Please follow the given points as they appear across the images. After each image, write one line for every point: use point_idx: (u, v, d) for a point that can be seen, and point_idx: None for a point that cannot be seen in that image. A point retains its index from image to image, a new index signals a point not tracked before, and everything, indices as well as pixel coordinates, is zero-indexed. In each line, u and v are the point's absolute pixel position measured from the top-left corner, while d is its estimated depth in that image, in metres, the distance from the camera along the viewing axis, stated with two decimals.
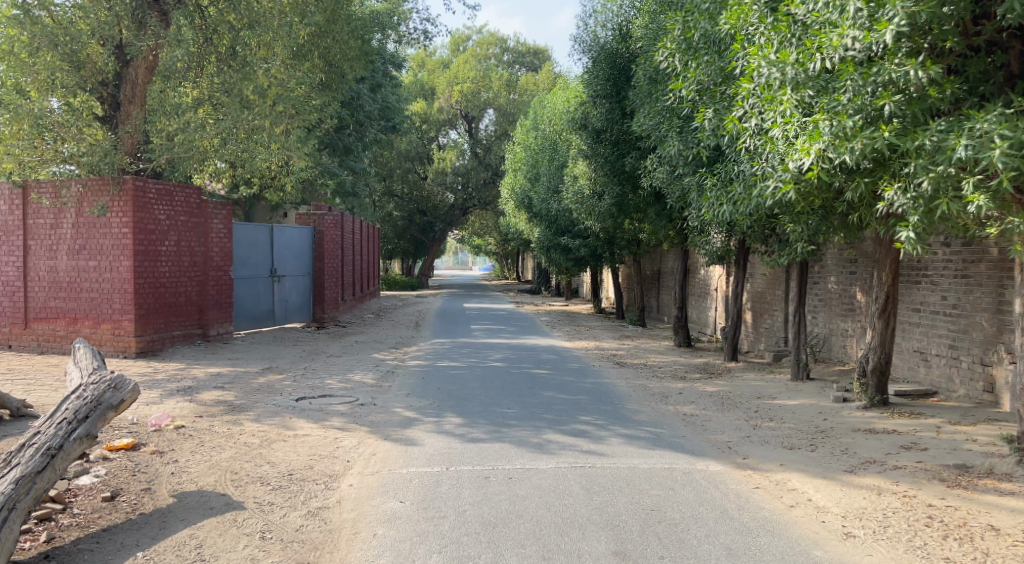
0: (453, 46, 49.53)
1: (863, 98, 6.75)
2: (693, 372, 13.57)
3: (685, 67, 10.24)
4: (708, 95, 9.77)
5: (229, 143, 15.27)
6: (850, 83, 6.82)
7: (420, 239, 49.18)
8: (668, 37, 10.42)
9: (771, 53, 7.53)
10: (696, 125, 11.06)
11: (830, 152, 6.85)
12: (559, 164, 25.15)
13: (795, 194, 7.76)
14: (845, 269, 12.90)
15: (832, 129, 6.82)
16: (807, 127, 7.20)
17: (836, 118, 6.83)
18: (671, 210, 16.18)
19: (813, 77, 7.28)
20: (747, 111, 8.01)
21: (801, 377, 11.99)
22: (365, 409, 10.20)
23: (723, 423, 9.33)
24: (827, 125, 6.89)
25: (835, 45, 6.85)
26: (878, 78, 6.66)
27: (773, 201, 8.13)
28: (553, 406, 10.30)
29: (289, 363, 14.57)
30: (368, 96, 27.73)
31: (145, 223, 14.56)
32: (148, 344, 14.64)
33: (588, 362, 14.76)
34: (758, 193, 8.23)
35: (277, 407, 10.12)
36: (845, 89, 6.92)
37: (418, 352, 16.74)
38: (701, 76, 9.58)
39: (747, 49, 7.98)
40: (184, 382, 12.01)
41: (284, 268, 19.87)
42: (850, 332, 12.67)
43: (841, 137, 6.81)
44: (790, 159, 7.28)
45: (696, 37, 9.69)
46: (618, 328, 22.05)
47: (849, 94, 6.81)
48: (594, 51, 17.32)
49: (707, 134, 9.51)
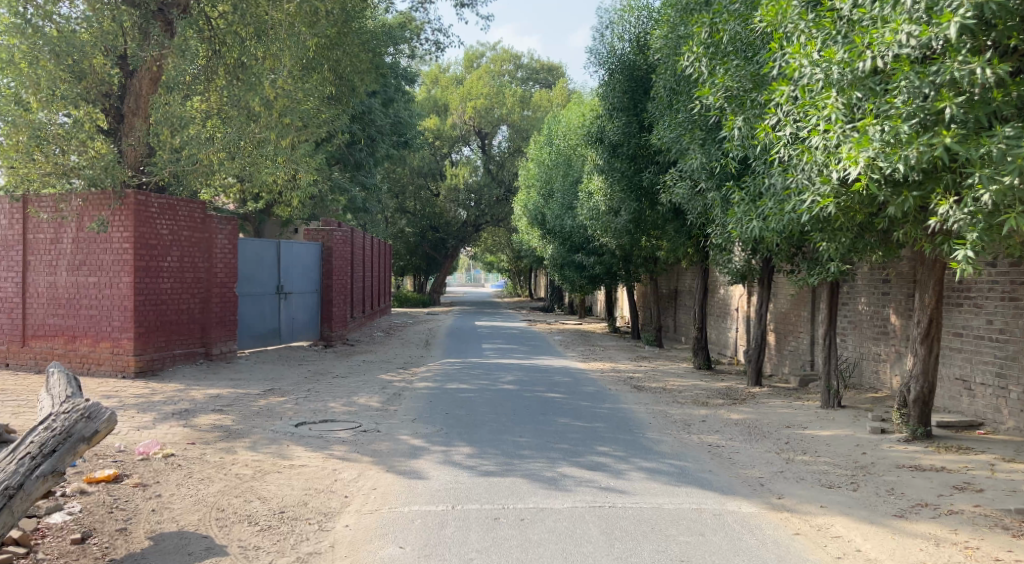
0: (466, 62, 49.16)
1: (919, 101, 6.18)
2: (716, 397, 12.91)
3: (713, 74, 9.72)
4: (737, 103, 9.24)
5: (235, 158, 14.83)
6: (906, 83, 6.21)
7: (432, 256, 48.76)
8: (693, 42, 9.92)
9: (816, 51, 7.00)
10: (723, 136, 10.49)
11: (880, 161, 6.26)
12: (573, 180, 24.61)
13: (836, 209, 7.17)
14: (877, 290, 12.24)
15: (882, 135, 6.29)
16: (852, 134, 6.62)
17: (888, 123, 6.24)
18: (691, 227, 15.57)
19: (862, 78, 6.70)
20: (784, 118, 7.44)
21: (832, 405, 11.35)
22: (368, 436, 9.60)
23: (752, 456, 8.67)
24: (876, 132, 6.37)
25: (888, 42, 6.29)
26: (937, 78, 6.09)
27: (810, 216, 7.54)
28: (568, 434, 9.68)
29: (293, 384, 13.98)
30: (381, 110, 27.27)
31: (146, 238, 14.04)
32: (148, 364, 14.05)
33: (604, 386, 14.12)
34: (794, 207, 7.64)
35: (276, 434, 9.52)
36: (898, 91, 6.34)
37: (427, 373, 16.14)
38: (731, 82, 9.02)
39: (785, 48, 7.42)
40: (180, 405, 11.42)
41: (291, 285, 19.34)
42: (883, 357, 12.01)
43: (892, 144, 6.22)
44: (833, 169, 6.69)
45: None
46: (634, 349, 21.40)
47: (903, 97, 6.23)
48: (611, 64, 16.81)
49: (736, 144, 8.94)
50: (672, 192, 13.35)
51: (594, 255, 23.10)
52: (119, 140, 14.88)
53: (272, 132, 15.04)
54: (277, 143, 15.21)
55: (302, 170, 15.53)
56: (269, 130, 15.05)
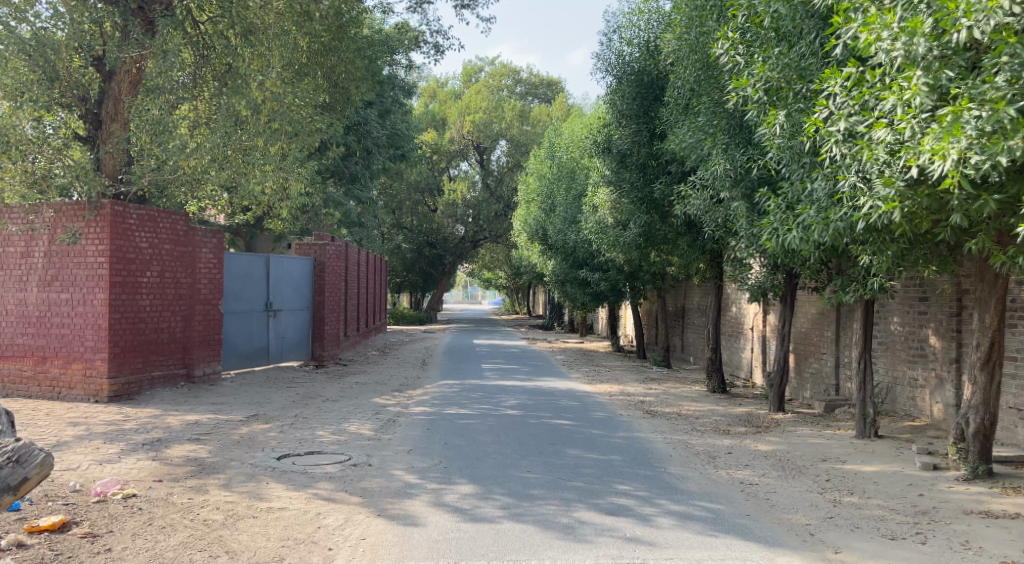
0: (465, 77, 48.26)
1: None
2: (737, 425, 11.96)
3: (747, 64, 9.12)
4: (775, 99, 8.54)
5: (225, 167, 13.79)
6: (1007, 59, 5.83)
7: (429, 273, 47.81)
8: (726, 30, 9.29)
9: (894, 23, 6.41)
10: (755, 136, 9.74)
11: (976, 152, 5.76)
12: (577, 194, 23.69)
13: (898, 219, 6.55)
14: (911, 308, 11.30)
15: (979, 123, 5.75)
16: (934, 125, 6.12)
17: (988, 105, 5.79)
18: (705, 242, 14.73)
19: (949, 55, 6.23)
20: (840, 110, 6.86)
21: (868, 435, 10.37)
22: (359, 471, 8.60)
23: (792, 496, 7.68)
24: (969, 121, 5.84)
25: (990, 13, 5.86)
26: None
27: (863, 223, 6.88)
28: (581, 470, 8.70)
29: (279, 409, 12.97)
30: (377, 122, 26.31)
31: (124, 252, 13.05)
32: (123, 387, 13.02)
33: (614, 412, 13.14)
34: (845, 212, 6.99)
35: (255, 468, 8.52)
36: (998, 68, 5.93)
37: (424, 396, 15.13)
38: (771, 72, 8.38)
39: (848, 27, 6.87)
40: (153, 434, 10.40)
41: (281, 302, 18.36)
42: (920, 382, 11.05)
43: (989, 134, 5.76)
44: (911, 164, 6.13)
45: (767, 24, 8.58)
46: (641, 370, 20.41)
47: (1005, 76, 5.81)
48: (617, 71, 15.90)
49: (774, 144, 8.25)
50: (690, 203, 12.43)
51: (599, 271, 22.10)
52: (97, 147, 13.84)
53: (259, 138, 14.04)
54: (265, 150, 14.24)
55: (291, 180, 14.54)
56: (256, 137, 14.07)
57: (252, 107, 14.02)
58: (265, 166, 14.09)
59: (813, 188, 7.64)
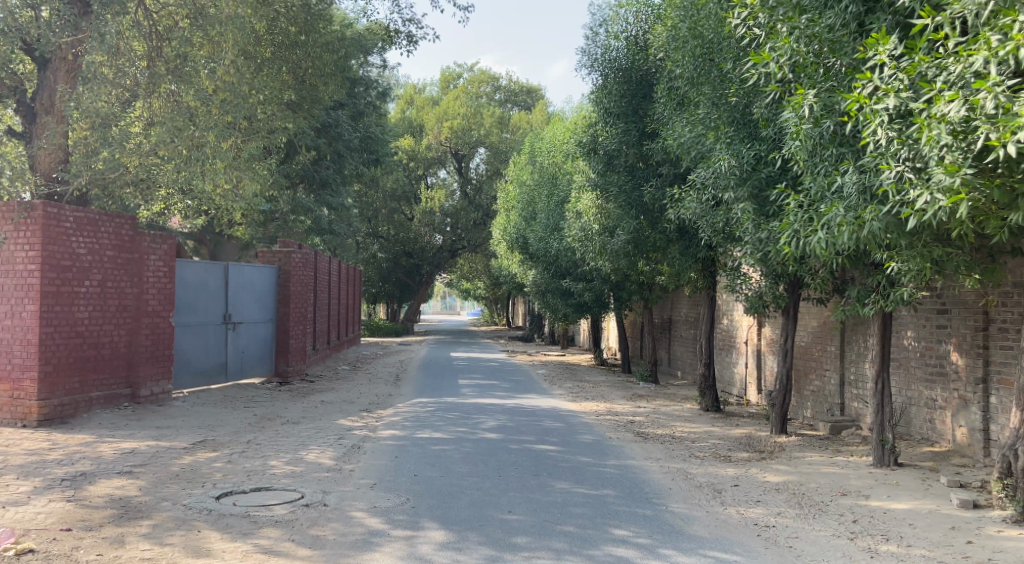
0: (443, 83, 47.09)
1: None
2: (739, 450, 10.86)
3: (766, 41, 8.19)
4: (802, 77, 7.58)
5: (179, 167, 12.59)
6: None
7: (406, 282, 46.68)
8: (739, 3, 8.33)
9: None
10: (770, 127, 8.76)
11: None
12: (558, 200, 22.55)
13: (967, 209, 5.80)
14: (927, 321, 10.23)
15: None
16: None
17: None
18: (698, 249, 13.80)
19: None
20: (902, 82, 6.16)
21: (888, 463, 9.19)
22: (312, 512, 7.39)
23: (816, 543, 6.58)
24: None
25: None
26: None
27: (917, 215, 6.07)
28: (571, 510, 7.54)
29: (230, 434, 11.78)
30: (350, 125, 25.11)
31: (58, 259, 12.14)
32: (55, 410, 12.07)
33: (602, 435, 12.02)
34: (897, 202, 6.16)
35: (189, 511, 7.32)
36: None
37: (394, 417, 13.95)
38: (796, 47, 7.38)
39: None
40: (80, 468, 9.24)
41: (240, 314, 17.09)
42: (940, 403, 9.96)
43: None
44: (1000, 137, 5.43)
45: None
46: (627, 385, 19.30)
47: None
48: (603, 67, 14.80)
49: (802, 129, 7.23)
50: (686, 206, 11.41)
51: (583, 281, 20.91)
52: (32, 143, 12.91)
53: (211, 131, 12.66)
54: (217, 146, 12.91)
55: (245, 179, 13.25)
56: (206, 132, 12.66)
57: (201, 98, 12.80)
58: (217, 163, 12.77)
59: (848, 180, 6.66)
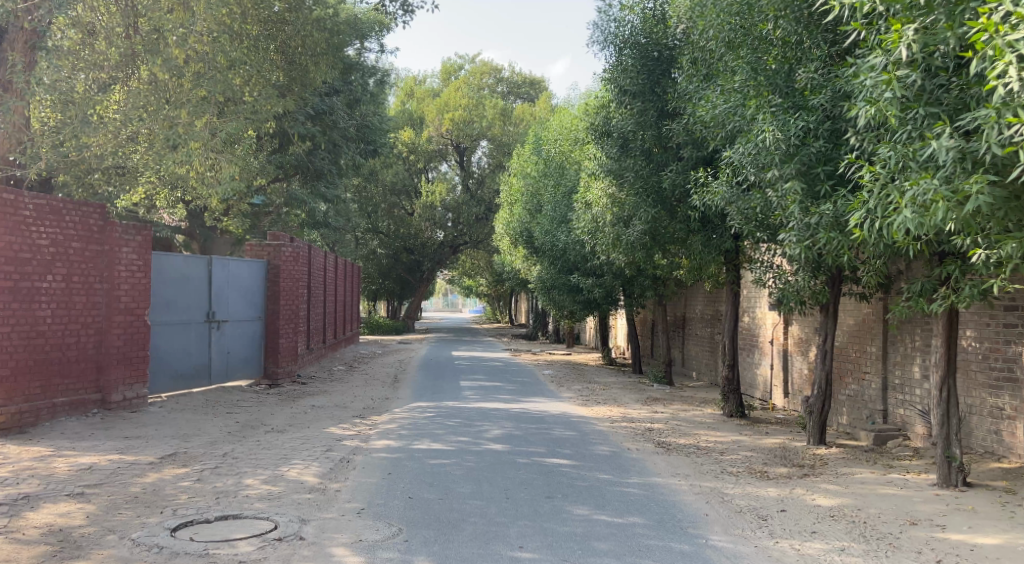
0: (444, 74, 45.55)
1: None
2: (776, 464, 9.64)
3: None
4: (889, 15, 6.45)
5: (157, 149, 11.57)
6: None
7: (407, 279, 45.65)
8: None
9: None
10: (830, 91, 7.62)
11: None
12: (566, 191, 21.28)
13: None
14: (992, 319, 9.02)
15: None
16: None
17: None
18: (725, 241, 12.56)
19: None
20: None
21: (954, 483, 7.94)
22: (283, 550, 6.22)
23: None
24: None
25: None
26: None
27: None
28: (596, 547, 6.35)
29: (206, 445, 10.60)
30: (345, 113, 23.81)
31: (14, 251, 11.04)
32: (12, 419, 10.96)
33: (618, 447, 10.82)
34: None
35: (135, 549, 6.16)
36: None
37: (390, 424, 12.76)
38: None
39: None
40: (25, 489, 8.09)
41: (224, 311, 15.88)
42: (1010, 413, 8.73)
43: None
44: None
45: None
46: (640, 387, 18.08)
47: None
48: (618, 41, 13.54)
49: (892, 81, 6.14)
50: (716, 190, 10.21)
51: (592, 276, 19.67)
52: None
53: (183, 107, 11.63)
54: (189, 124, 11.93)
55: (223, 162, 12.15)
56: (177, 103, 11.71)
57: (172, 68, 11.60)
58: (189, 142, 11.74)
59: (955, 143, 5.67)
